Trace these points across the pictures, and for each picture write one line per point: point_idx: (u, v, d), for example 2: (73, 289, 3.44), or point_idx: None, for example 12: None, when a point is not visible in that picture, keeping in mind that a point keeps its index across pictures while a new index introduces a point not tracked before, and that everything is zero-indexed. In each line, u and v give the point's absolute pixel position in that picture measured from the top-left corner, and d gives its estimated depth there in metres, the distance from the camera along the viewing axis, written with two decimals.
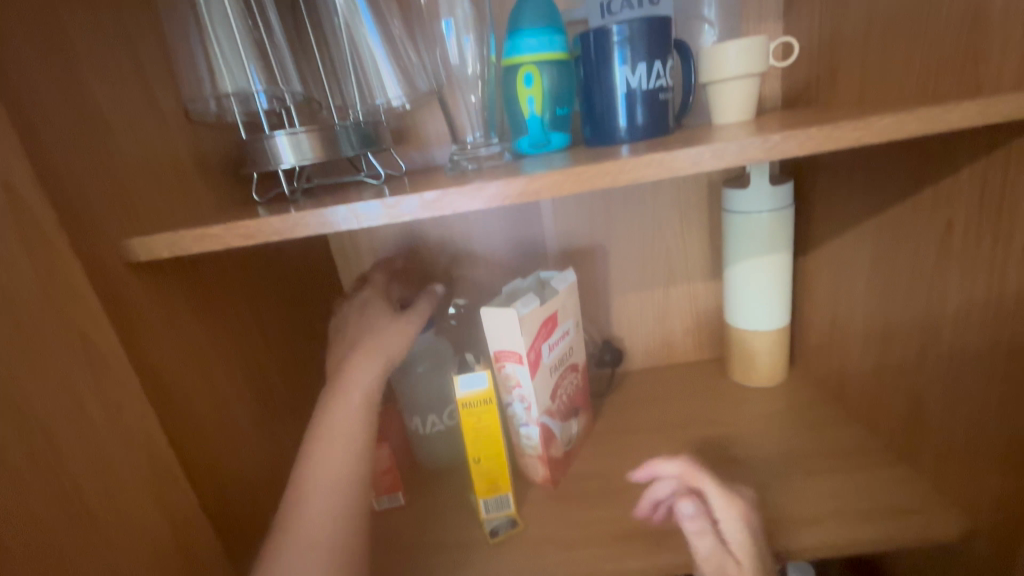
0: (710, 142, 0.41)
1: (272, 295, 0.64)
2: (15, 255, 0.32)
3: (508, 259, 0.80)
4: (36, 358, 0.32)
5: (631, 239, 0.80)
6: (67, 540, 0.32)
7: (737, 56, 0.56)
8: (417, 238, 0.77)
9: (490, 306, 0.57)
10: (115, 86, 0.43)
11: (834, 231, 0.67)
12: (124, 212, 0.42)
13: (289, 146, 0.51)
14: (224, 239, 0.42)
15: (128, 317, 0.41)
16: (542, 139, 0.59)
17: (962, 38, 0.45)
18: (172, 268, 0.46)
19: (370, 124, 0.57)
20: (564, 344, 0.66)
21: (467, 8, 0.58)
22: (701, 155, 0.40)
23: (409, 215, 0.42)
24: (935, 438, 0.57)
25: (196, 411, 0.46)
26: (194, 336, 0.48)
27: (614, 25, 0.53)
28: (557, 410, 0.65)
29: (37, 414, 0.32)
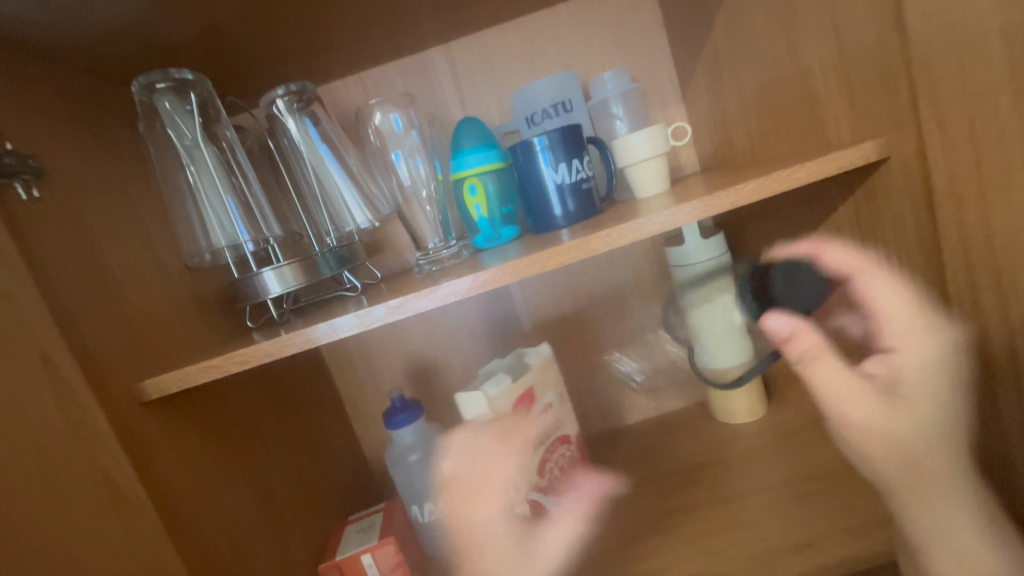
0: (616, 224, 0.50)
1: (272, 408, 0.69)
2: (50, 413, 0.38)
3: (486, 339, 0.86)
4: (67, 502, 0.37)
5: (596, 302, 0.87)
6: None
7: (641, 144, 0.67)
8: (402, 334, 0.84)
9: (465, 391, 0.65)
10: (127, 256, 0.52)
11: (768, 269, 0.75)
12: (138, 359, 0.48)
13: (275, 279, 0.59)
14: (224, 367, 0.48)
15: (143, 453, 0.45)
16: (494, 234, 0.68)
17: (807, 107, 0.55)
18: (179, 400, 0.52)
19: (344, 246, 0.66)
20: (548, 418, 0.70)
21: (413, 140, 0.71)
22: (608, 237, 0.50)
23: (378, 321, 0.49)
24: None
25: (208, 531, 0.50)
26: (202, 461, 0.53)
27: (535, 137, 0.65)
28: (549, 486, 0.69)
29: (68, 554, 0.36)
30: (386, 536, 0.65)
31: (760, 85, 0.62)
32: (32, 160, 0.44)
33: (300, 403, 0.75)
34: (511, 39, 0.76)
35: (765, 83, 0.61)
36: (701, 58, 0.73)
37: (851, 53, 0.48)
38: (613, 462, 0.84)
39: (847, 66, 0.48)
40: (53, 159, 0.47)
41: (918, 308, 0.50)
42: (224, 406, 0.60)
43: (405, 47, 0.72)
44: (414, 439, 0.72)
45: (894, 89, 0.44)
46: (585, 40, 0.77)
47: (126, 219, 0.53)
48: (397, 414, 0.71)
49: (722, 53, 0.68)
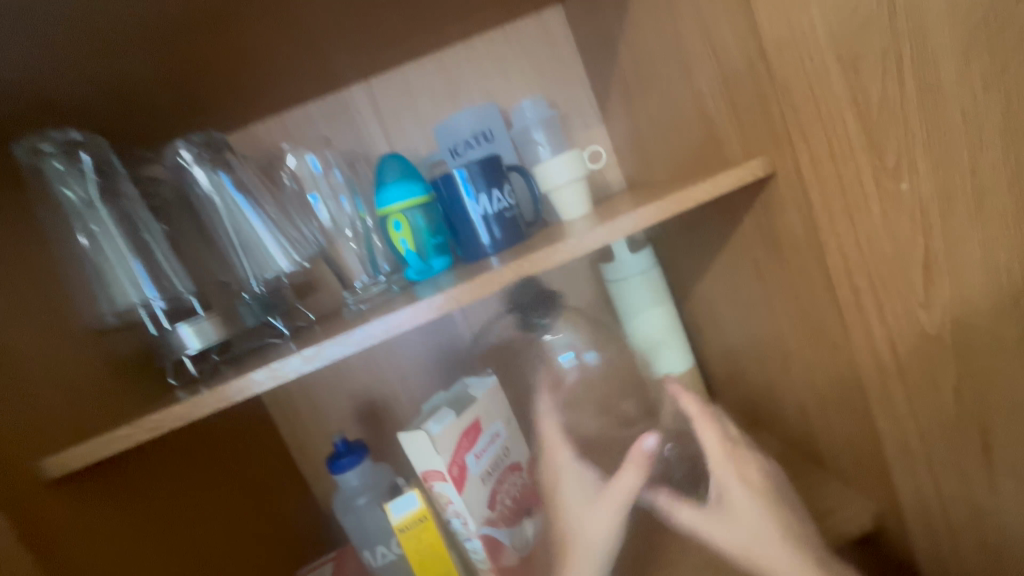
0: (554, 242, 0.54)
1: (206, 466, 0.66)
2: None
3: (432, 371, 0.85)
4: None
5: (542, 322, 0.88)
6: None
7: (560, 169, 0.69)
8: (345, 373, 0.82)
9: (405, 431, 0.62)
10: (26, 325, 0.49)
11: (696, 279, 0.77)
12: (40, 435, 0.45)
13: (193, 334, 0.56)
14: (132, 436, 0.46)
15: (44, 539, 0.42)
16: (425, 267, 0.67)
17: (705, 128, 0.58)
18: (92, 474, 0.49)
19: (270, 291, 0.66)
20: (496, 448, 0.68)
21: (333, 181, 0.72)
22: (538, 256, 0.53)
23: (293, 372, 0.48)
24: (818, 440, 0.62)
25: None
26: (118, 538, 0.49)
27: (455, 171, 0.66)
28: (501, 517, 0.66)
29: None
30: None
31: (665, 107, 0.65)
32: None
33: (239, 457, 0.72)
34: (430, 74, 0.77)
35: (670, 105, 0.64)
36: (614, 83, 0.76)
37: (734, 77, 0.50)
38: None
39: (733, 89, 0.51)
40: None
41: (819, 307, 0.53)
42: (148, 474, 0.56)
43: (321, 87, 0.72)
44: (359, 481, 0.71)
45: (770, 110, 0.48)
46: (502, 71, 0.79)
47: (21, 287, 0.50)
48: (340, 458, 0.69)
49: (631, 78, 0.70)
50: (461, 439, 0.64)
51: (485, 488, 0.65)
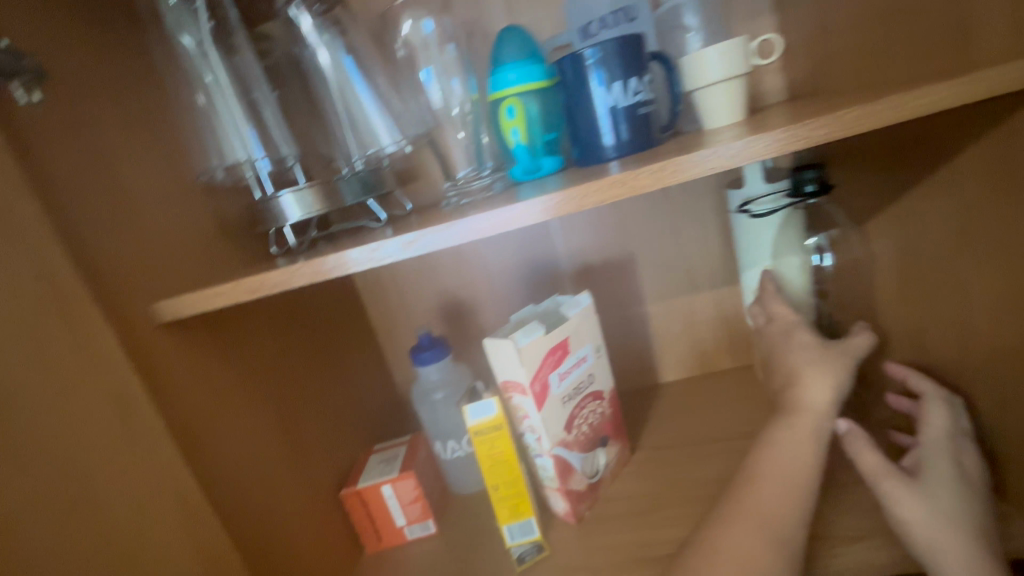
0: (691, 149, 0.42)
1: (300, 336, 0.68)
2: (54, 329, 0.37)
3: (521, 282, 0.81)
4: (73, 420, 0.37)
5: (648, 248, 0.79)
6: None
7: (718, 60, 0.55)
8: (434, 269, 0.80)
9: (492, 338, 0.59)
10: (144, 171, 0.49)
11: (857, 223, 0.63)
12: (155, 280, 0.47)
13: (294, 202, 0.55)
14: (235, 295, 0.46)
15: (155, 374, 0.45)
16: (533, 166, 0.60)
17: (948, 14, 0.42)
18: (199, 324, 0.51)
19: (371, 170, 0.60)
20: (580, 372, 0.64)
21: (448, 54, 0.64)
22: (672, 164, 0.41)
23: (391, 256, 0.44)
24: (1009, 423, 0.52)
25: (224, 452, 0.50)
26: (220, 387, 0.52)
27: (587, 49, 0.55)
28: (576, 441, 0.63)
29: (80, 468, 0.37)
30: (404, 471, 0.66)
31: None
32: (32, 58, 0.41)
33: (330, 332, 0.74)
34: None
35: None
36: None
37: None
38: (647, 420, 0.79)
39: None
40: (54, 60, 0.43)
41: None
42: (248, 333, 0.59)
43: None
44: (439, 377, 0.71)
45: None
46: None
47: (138, 130, 0.49)
48: (421, 350, 0.68)
49: None
50: (544, 357, 0.60)
51: (562, 411, 0.62)
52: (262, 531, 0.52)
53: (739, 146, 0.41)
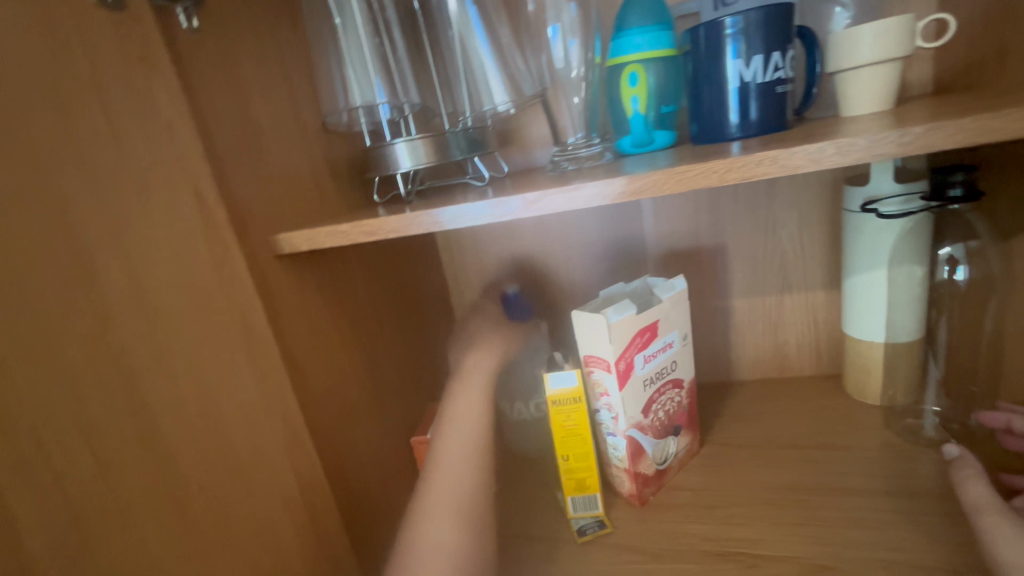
0: (835, 138, 0.39)
1: (387, 284, 0.70)
2: (197, 246, 0.40)
3: (603, 259, 0.79)
4: (206, 333, 0.39)
5: (743, 239, 0.75)
6: (221, 483, 0.39)
7: (874, 40, 0.51)
8: (517, 236, 0.80)
9: (581, 310, 0.58)
10: (274, 105, 0.51)
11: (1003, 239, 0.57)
12: (276, 211, 0.49)
13: (406, 152, 0.55)
14: (350, 235, 0.47)
15: (272, 302, 0.47)
16: (646, 138, 0.58)
17: None
18: (307, 260, 0.53)
19: (477, 129, 0.60)
20: (664, 358, 0.62)
21: (574, 12, 0.60)
22: (822, 152, 0.38)
23: (510, 215, 0.44)
24: None
25: (318, 384, 0.53)
26: (319, 324, 0.54)
27: (728, 17, 0.51)
28: (650, 426, 0.62)
29: (210, 378, 0.39)
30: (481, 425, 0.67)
31: None
32: None
33: (413, 285, 0.76)
34: None
35: None
36: None
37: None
38: (716, 416, 0.76)
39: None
40: None
41: None
42: (345, 277, 0.61)
43: None
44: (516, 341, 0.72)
45: None
46: None
47: (273, 66, 0.51)
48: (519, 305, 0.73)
49: None
50: (633, 338, 0.58)
51: (643, 395, 0.61)
52: (344, 463, 0.55)
53: (912, 134, 0.37)
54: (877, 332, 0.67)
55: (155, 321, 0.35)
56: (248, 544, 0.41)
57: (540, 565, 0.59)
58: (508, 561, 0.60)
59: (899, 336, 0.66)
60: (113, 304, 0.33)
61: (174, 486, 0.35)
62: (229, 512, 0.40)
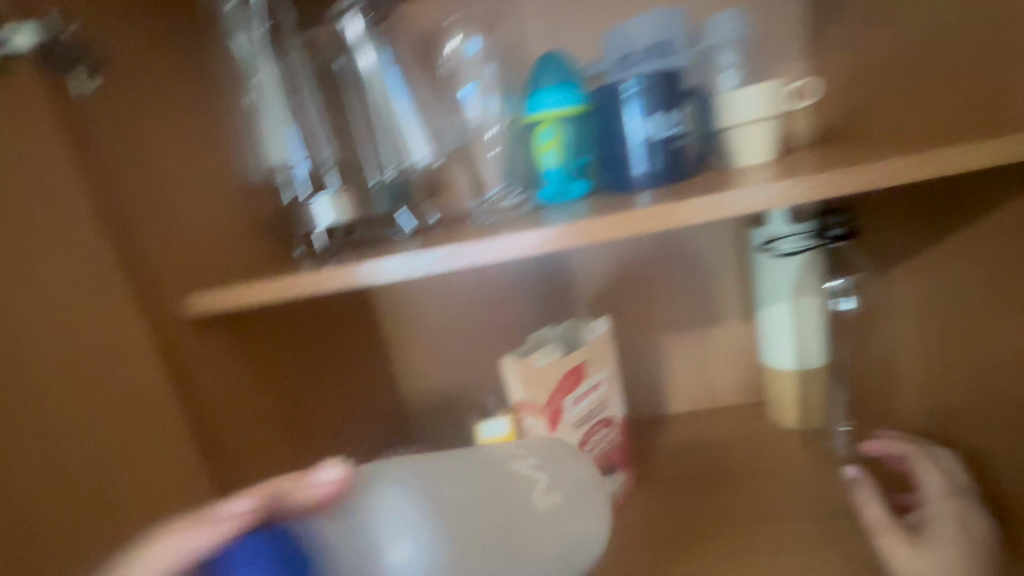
0: (724, 189, 0.43)
1: (315, 338, 0.68)
2: (88, 315, 0.38)
3: (536, 301, 0.81)
4: (95, 408, 0.37)
5: (665, 277, 0.79)
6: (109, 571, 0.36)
7: (752, 101, 0.57)
8: (451, 283, 0.80)
9: (509, 358, 0.59)
10: (185, 164, 0.50)
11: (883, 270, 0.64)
12: (186, 271, 0.47)
13: (327, 208, 0.55)
14: (263, 294, 0.46)
15: (179, 369, 0.45)
16: (563, 190, 0.61)
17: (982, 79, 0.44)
18: (222, 320, 0.51)
19: (400, 181, 0.62)
20: (593, 398, 0.64)
21: (488, 74, 0.67)
22: (711, 206, 0.42)
23: (424, 268, 0.45)
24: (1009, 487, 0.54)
25: (232, 451, 0.50)
26: (236, 385, 0.52)
27: (624, 80, 0.56)
28: (583, 468, 0.63)
29: (98, 456, 0.37)
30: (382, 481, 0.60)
31: (919, 44, 0.50)
32: (93, 48, 0.42)
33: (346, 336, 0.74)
34: None
35: (937, 34, 0.48)
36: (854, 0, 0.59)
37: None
38: (653, 451, 0.78)
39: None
40: (114, 51, 0.44)
41: None
42: (266, 335, 0.59)
43: None
44: None
45: None
46: None
47: (184, 126, 0.50)
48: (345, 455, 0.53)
49: None
50: (559, 382, 0.59)
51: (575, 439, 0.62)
52: None
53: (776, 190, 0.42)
54: (787, 360, 0.72)
55: (31, 398, 0.33)
56: None
57: None
58: None
59: (806, 363, 0.71)
60: None
61: None
62: None
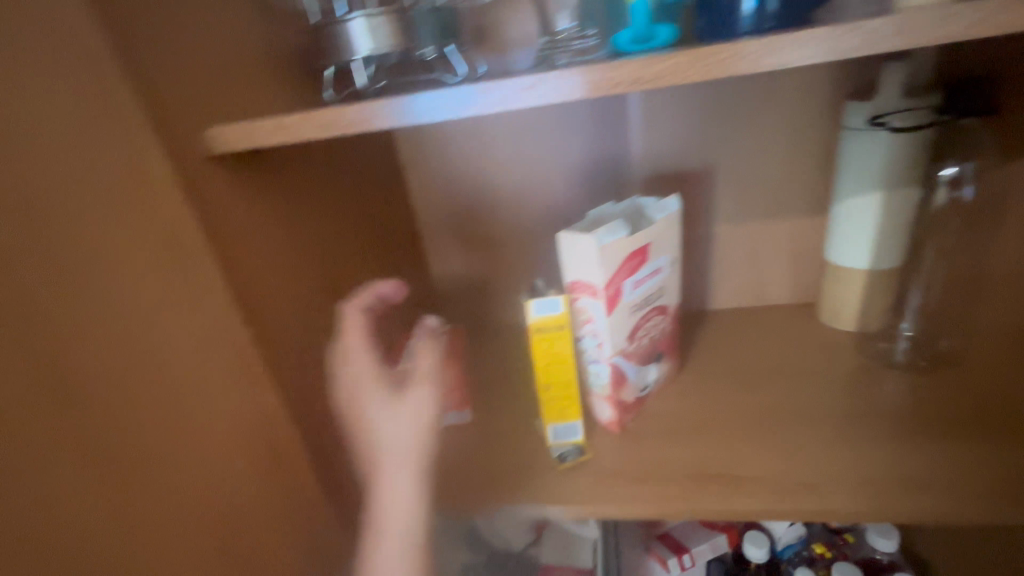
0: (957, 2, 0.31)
1: (352, 204, 0.61)
2: (89, 127, 0.31)
3: (586, 179, 0.73)
4: (107, 237, 0.32)
5: (736, 160, 0.70)
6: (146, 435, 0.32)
7: None
8: (492, 154, 0.73)
9: (569, 231, 0.52)
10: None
11: None
12: (201, 102, 0.39)
13: (365, 33, 0.45)
14: (299, 131, 0.39)
15: (206, 217, 0.39)
16: (646, 33, 0.46)
17: None
18: (247, 162, 0.44)
19: (450, 11, 0.51)
20: (654, 283, 0.58)
21: None
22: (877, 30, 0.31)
23: (498, 105, 0.36)
24: (998, 342, 0.65)
25: (271, 316, 0.45)
26: (299, 266, 0.48)
27: None
28: (635, 351, 0.59)
29: (126, 303, 0.32)
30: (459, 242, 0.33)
31: None
32: None
33: (383, 215, 0.69)
34: None
35: None
36: None
37: None
38: (693, 343, 0.75)
39: None
40: None
41: None
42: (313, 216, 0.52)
43: None
44: (459, 106, 0.37)
45: None
46: None
47: None
48: None
49: None
50: (652, 304, 0.59)
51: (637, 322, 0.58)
52: (305, 407, 0.47)
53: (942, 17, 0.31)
54: (853, 258, 0.66)
55: (43, 222, 0.28)
56: (188, 492, 0.35)
57: (523, 494, 0.56)
58: (491, 495, 0.57)
59: (874, 263, 0.66)
60: None
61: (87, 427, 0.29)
62: (168, 461, 0.33)
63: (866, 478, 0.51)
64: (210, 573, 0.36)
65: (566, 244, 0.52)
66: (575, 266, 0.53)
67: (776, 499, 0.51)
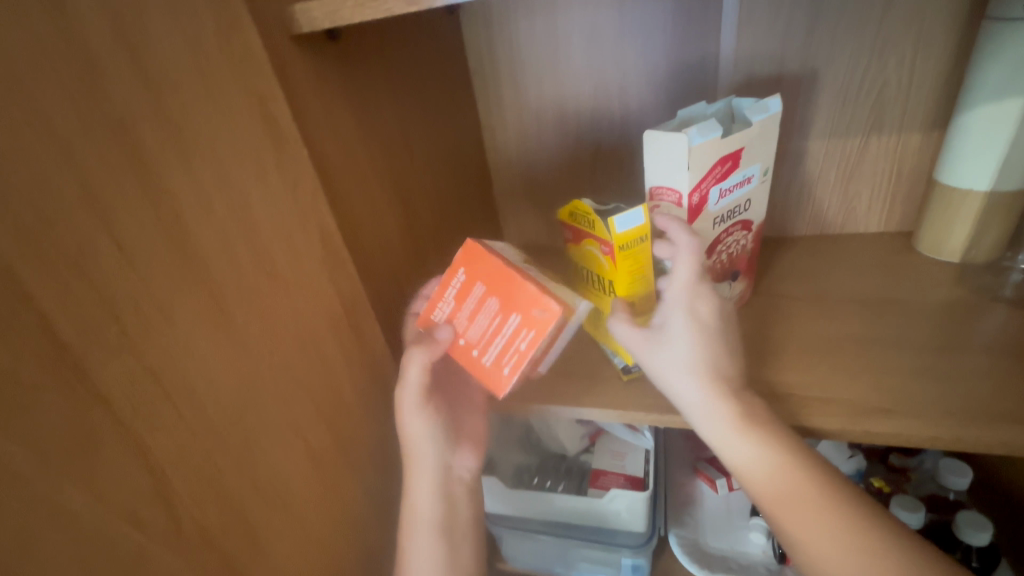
0: None
1: (427, 106, 0.59)
2: None
3: (665, 87, 0.68)
4: (215, 106, 0.32)
5: (847, 63, 0.62)
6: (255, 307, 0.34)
7: None
8: (565, 58, 0.68)
9: (658, 129, 0.49)
10: None
11: None
12: None
13: None
14: (386, 6, 0.37)
15: (298, 103, 0.39)
16: None
17: None
18: (330, 49, 0.42)
19: None
20: (739, 195, 0.54)
21: None
22: None
23: None
24: None
25: (356, 207, 0.45)
26: (377, 163, 0.48)
27: None
28: (711, 267, 0.56)
29: (236, 176, 0.33)
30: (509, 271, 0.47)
31: None
32: None
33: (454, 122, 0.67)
34: None
35: None
36: None
37: None
38: (765, 269, 0.71)
39: None
40: None
41: None
42: (391, 113, 0.51)
43: None
44: None
45: None
46: None
47: None
48: None
49: None
50: (735, 215, 0.55)
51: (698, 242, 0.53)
52: (385, 299, 0.49)
53: None
54: (973, 179, 0.59)
55: (157, 83, 0.28)
56: (290, 365, 0.37)
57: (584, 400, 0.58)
58: (553, 399, 0.58)
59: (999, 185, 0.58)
60: (93, 51, 0.25)
61: (214, 288, 0.31)
62: (278, 328, 0.36)
63: (952, 408, 0.48)
64: (312, 437, 0.39)
65: (651, 146, 0.50)
66: (661, 171, 0.51)
67: (852, 421, 0.49)
